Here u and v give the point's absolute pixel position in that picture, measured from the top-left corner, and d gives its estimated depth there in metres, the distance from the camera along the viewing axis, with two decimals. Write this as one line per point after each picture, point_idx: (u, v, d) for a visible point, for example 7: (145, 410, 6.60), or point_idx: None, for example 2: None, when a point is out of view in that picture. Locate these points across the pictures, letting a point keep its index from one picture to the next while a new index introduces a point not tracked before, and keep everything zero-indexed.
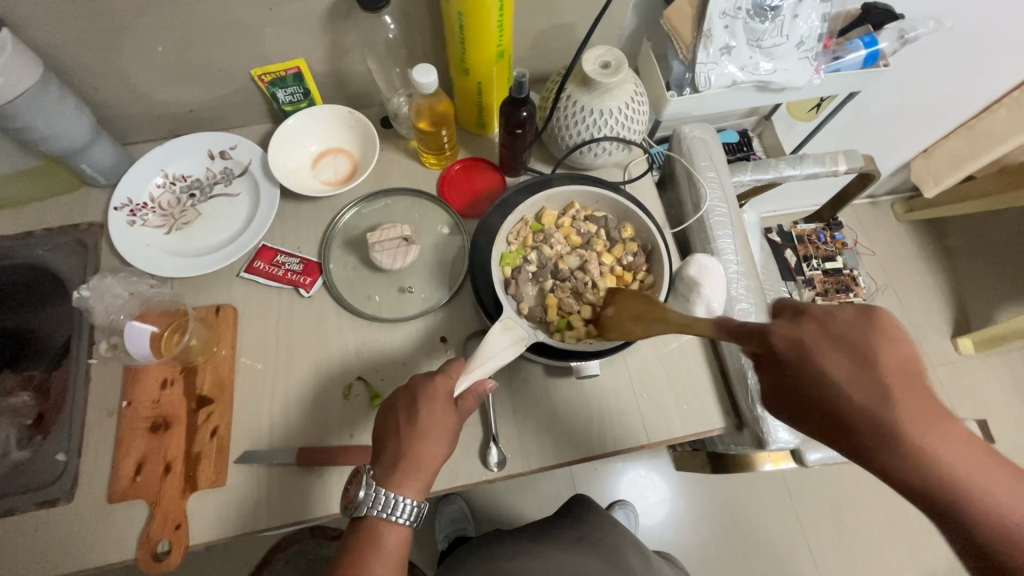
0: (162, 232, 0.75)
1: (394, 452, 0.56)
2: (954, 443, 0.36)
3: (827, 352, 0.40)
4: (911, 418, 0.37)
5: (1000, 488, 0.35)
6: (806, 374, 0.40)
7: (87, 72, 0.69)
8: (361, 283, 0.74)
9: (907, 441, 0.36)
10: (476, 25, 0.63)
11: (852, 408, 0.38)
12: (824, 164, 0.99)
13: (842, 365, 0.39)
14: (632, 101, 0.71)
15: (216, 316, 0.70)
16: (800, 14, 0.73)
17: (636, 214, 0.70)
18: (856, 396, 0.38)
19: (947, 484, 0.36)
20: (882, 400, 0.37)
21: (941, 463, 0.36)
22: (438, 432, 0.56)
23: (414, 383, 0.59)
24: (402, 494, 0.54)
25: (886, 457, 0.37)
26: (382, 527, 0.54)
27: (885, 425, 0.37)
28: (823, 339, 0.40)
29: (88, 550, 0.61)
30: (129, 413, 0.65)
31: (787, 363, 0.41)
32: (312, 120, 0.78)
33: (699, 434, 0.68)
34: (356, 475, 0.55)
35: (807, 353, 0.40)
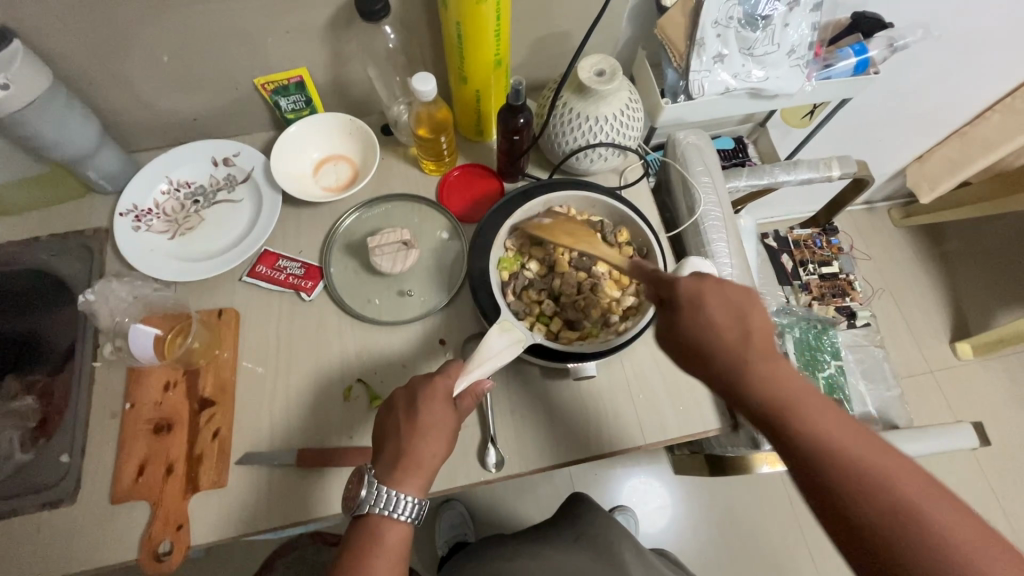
0: (166, 237, 0.76)
1: (394, 452, 0.57)
2: (774, 369, 0.49)
3: (715, 303, 0.51)
4: (758, 355, 0.50)
5: (825, 417, 0.47)
6: (693, 313, 0.51)
7: (95, 81, 0.71)
8: (361, 287, 0.75)
9: (755, 371, 0.49)
10: (474, 35, 0.65)
11: (724, 342, 0.50)
12: (819, 170, 1.01)
13: (717, 311, 0.50)
14: (627, 107, 0.72)
15: (219, 319, 0.71)
16: (790, 23, 0.75)
17: (633, 219, 0.71)
18: (722, 330, 0.50)
19: (778, 404, 0.48)
20: (743, 338, 0.50)
21: (775, 386, 0.49)
22: (437, 432, 0.57)
23: (413, 384, 0.60)
24: (403, 491, 0.55)
25: (742, 380, 0.49)
26: (385, 524, 0.55)
27: (739, 353, 0.50)
28: (715, 293, 0.51)
29: (91, 551, 0.61)
30: (132, 415, 0.66)
31: (685, 306, 0.51)
32: (313, 128, 0.80)
33: (695, 435, 0.68)
34: (357, 474, 0.56)
35: (699, 300, 0.51)
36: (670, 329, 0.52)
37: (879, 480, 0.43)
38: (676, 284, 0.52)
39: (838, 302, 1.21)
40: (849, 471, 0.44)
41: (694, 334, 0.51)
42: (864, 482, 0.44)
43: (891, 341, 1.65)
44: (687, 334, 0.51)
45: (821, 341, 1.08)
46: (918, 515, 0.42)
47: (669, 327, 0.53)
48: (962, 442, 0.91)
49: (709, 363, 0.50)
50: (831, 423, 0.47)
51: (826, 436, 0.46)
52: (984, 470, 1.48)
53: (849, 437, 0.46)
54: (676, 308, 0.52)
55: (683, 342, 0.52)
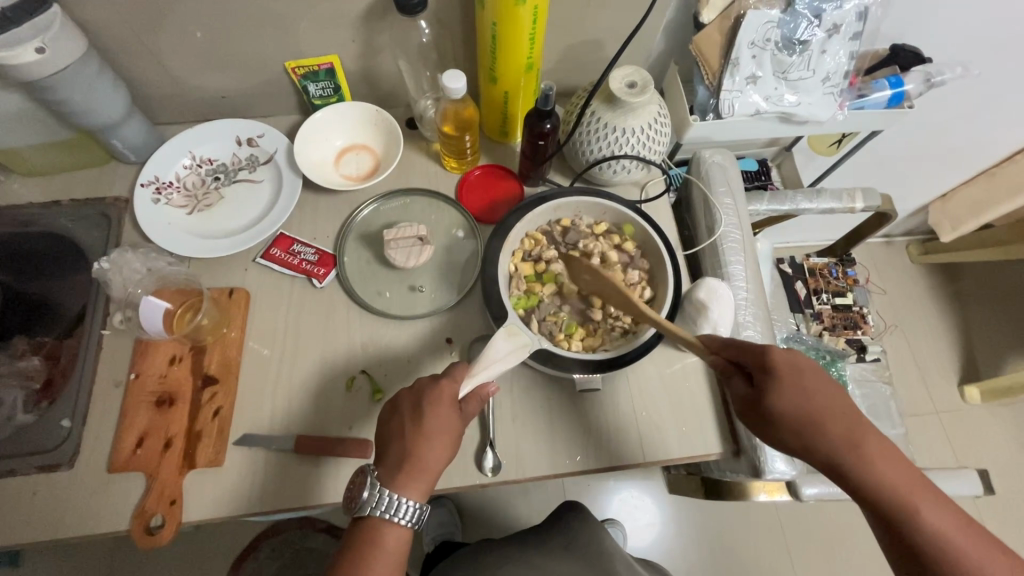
0: (185, 212, 0.76)
1: (396, 452, 0.56)
2: (877, 457, 0.53)
3: (812, 385, 0.55)
4: (860, 440, 0.54)
5: (933, 507, 0.52)
6: (798, 396, 0.55)
7: (128, 52, 0.71)
8: (373, 279, 0.75)
9: (860, 454, 0.53)
10: (508, 37, 0.65)
11: (826, 420, 0.54)
12: (841, 200, 1.00)
13: (810, 397, 0.55)
14: (656, 121, 0.72)
15: (229, 299, 0.71)
16: (828, 50, 0.74)
17: (642, 226, 0.70)
18: (828, 413, 0.54)
19: (890, 497, 0.52)
20: (842, 423, 0.54)
21: (878, 470, 0.53)
22: (441, 435, 0.56)
23: (418, 385, 0.59)
24: (406, 495, 0.55)
25: (849, 465, 0.53)
26: (384, 528, 0.54)
27: (847, 438, 0.54)
28: (814, 377, 0.55)
29: (84, 518, 0.61)
30: (136, 386, 0.66)
31: (787, 385, 0.55)
32: (339, 116, 0.80)
33: (695, 459, 0.67)
34: (360, 475, 0.56)
35: (800, 375, 0.55)
36: (770, 410, 0.55)
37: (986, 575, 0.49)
38: (776, 364, 0.55)
39: (849, 335, 1.18)
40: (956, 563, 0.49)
41: (801, 416, 0.54)
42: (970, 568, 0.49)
43: (898, 378, 1.63)
44: (795, 415, 0.54)
45: (829, 373, 1.07)
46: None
47: (764, 408, 0.55)
48: (965, 489, 0.89)
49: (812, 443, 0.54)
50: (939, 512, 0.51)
51: (935, 524, 0.51)
52: (981, 517, 1.46)
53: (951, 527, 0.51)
54: (778, 386, 0.55)
55: (785, 421, 0.55)
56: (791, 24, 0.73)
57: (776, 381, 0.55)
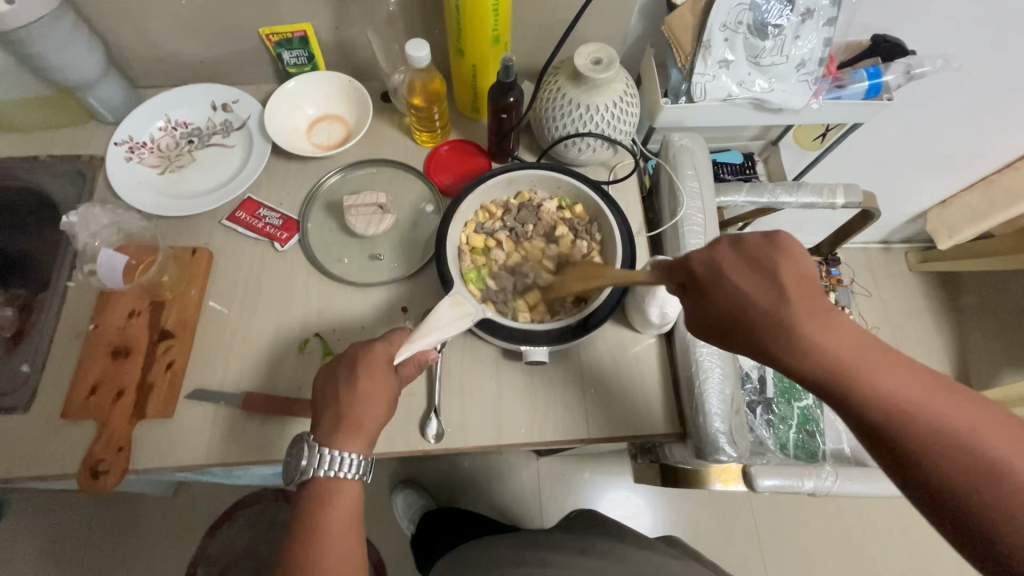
0: (156, 172, 0.78)
1: (333, 413, 0.57)
2: (830, 344, 0.44)
3: (740, 277, 0.46)
4: (805, 318, 0.44)
5: (898, 376, 0.43)
6: (721, 292, 0.47)
7: (105, 12, 0.72)
8: (335, 245, 0.76)
9: (804, 340, 0.44)
10: (473, 8, 0.65)
11: (757, 312, 0.45)
12: (821, 195, 0.99)
13: (747, 279, 0.46)
14: (621, 100, 0.72)
15: (191, 257, 0.72)
16: (801, 35, 0.73)
17: (594, 199, 0.69)
18: (761, 305, 0.45)
19: (840, 379, 0.44)
20: (790, 308, 0.45)
21: (845, 360, 0.44)
22: (376, 392, 0.57)
23: (355, 349, 0.59)
24: (348, 450, 0.56)
25: (790, 360, 0.45)
26: (332, 483, 0.55)
27: (785, 327, 0.44)
28: (736, 263, 0.47)
29: (34, 460, 0.63)
30: (94, 336, 0.68)
31: (711, 285, 0.47)
32: (312, 85, 0.81)
33: (640, 438, 0.67)
34: (296, 446, 0.57)
35: (721, 271, 0.47)
36: (700, 310, 0.48)
37: (955, 439, 0.41)
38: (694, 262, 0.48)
39: None
40: (923, 435, 0.42)
41: (727, 313, 0.46)
42: (933, 435, 0.42)
43: None
44: (720, 313, 0.47)
45: None
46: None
47: (697, 312, 0.49)
48: None
49: (754, 346, 0.46)
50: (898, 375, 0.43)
51: (895, 394, 0.43)
52: None
53: (917, 390, 0.43)
54: (699, 287, 0.48)
55: (718, 326, 0.48)
56: (764, 7, 0.72)
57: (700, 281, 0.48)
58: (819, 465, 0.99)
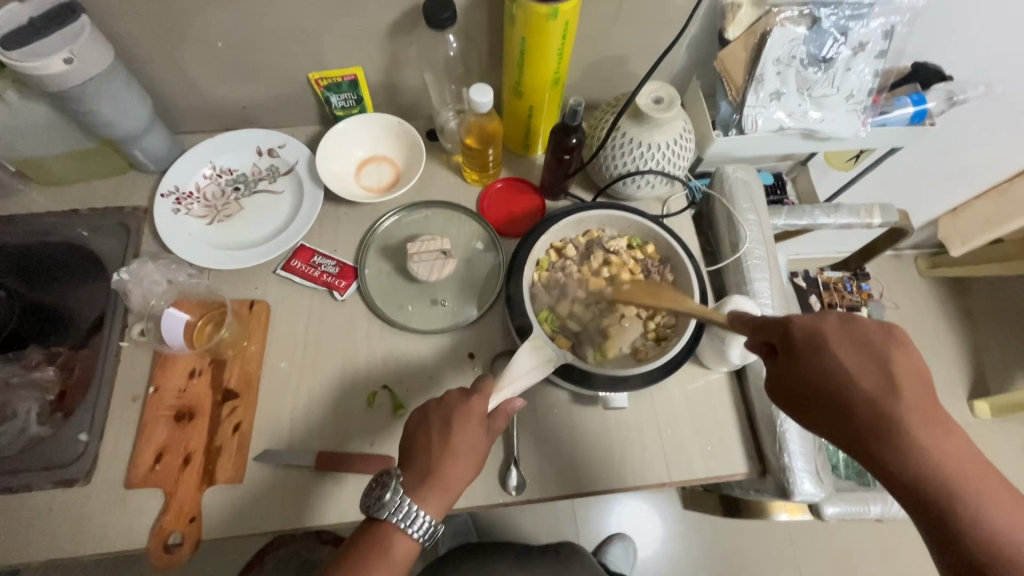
0: (204, 223, 0.76)
1: (423, 463, 0.55)
2: (938, 442, 0.43)
3: (840, 353, 0.48)
4: (909, 411, 0.44)
5: (994, 495, 0.41)
6: (814, 363, 0.48)
7: (152, 63, 0.70)
8: (394, 291, 0.74)
9: (905, 429, 0.44)
10: (537, 51, 0.64)
11: (856, 389, 0.46)
12: (859, 216, 1.00)
13: (848, 354, 0.48)
14: (681, 137, 0.71)
15: (250, 311, 0.70)
16: (852, 67, 0.74)
17: (665, 238, 0.68)
18: (852, 386, 0.46)
19: (938, 481, 0.42)
20: (890, 396, 0.45)
21: (928, 457, 0.43)
22: (467, 450, 0.55)
23: (449, 399, 0.58)
24: (423, 508, 0.53)
25: (876, 443, 0.45)
26: (394, 538, 0.52)
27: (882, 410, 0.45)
28: (841, 339, 0.49)
29: (100, 536, 0.60)
30: (155, 400, 0.65)
31: (806, 354, 0.49)
32: (360, 127, 0.79)
33: (720, 478, 0.67)
34: (385, 477, 0.55)
35: (821, 344, 0.49)
36: (782, 376, 0.51)
37: None
38: (796, 323, 0.51)
39: None
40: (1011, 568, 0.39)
41: (817, 383, 0.48)
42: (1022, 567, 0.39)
43: None
44: (812, 380, 0.48)
45: None
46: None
47: (780, 374, 0.51)
48: None
49: (840, 418, 0.47)
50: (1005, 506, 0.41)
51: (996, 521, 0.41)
52: None
53: (1010, 518, 0.40)
54: (793, 353, 0.50)
55: (799, 392, 0.49)
56: (817, 41, 0.72)
57: (796, 345, 0.50)
58: (869, 484, 0.99)
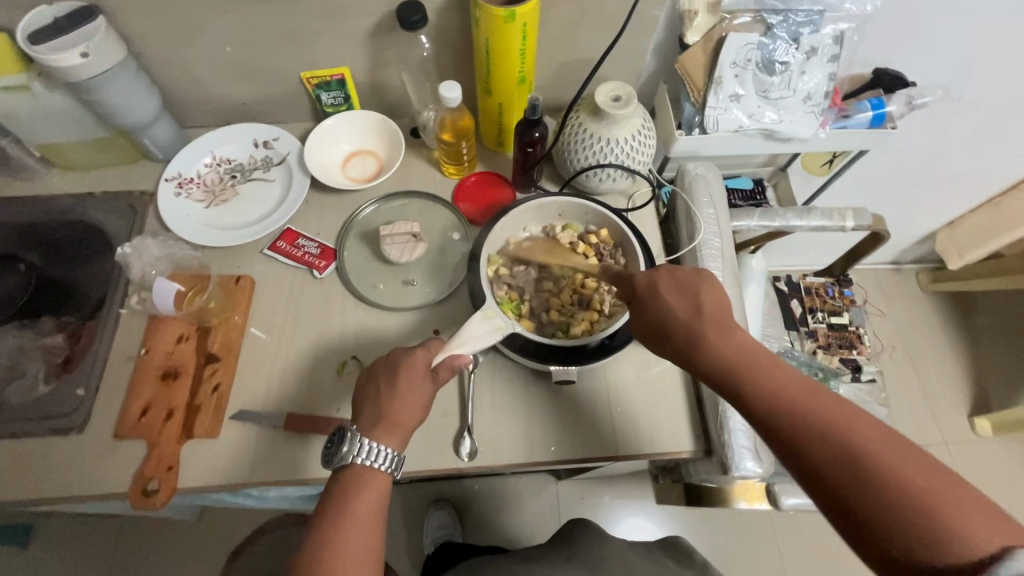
0: (202, 205, 0.83)
1: (372, 410, 0.60)
2: (738, 347, 0.54)
3: (672, 294, 0.58)
4: (710, 328, 0.55)
5: (784, 381, 0.51)
6: (654, 306, 0.58)
7: (162, 61, 0.79)
8: (370, 272, 0.80)
9: (713, 345, 0.54)
10: (501, 51, 0.70)
11: (678, 323, 0.56)
12: (832, 219, 1.03)
13: (669, 295, 0.58)
14: (639, 133, 0.76)
15: (235, 285, 0.77)
16: (807, 71, 0.78)
17: (618, 224, 0.73)
18: (678, 318, 0.56)
19: (736, 377, 0.52)
20: (695, 321, 0.56)
21: (733, 363, 0.53)
22: (414, 391, 0.60)
23: (395, 354, 0.63)
24: (383, 445, 0.58)
25: (695, 362, 0.55)
26: (364, 477, 0.56)
27: (692, 332, 0.55)
28: (670, 284, 0.58)
29: (87, 480, 0.66)
30: (145, 360, 0.72)
31: (645, 299, 0.59)
32: (347, 123, 0.86)
33: (666, 456, 0.69)
34: (339, 434, 0.59)
35: (655, 288, 0.58)
36: (637, 321, 0.60)
37: (841, 435, 0.46)
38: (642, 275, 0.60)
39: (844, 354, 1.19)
40: (824, 433, 0.47)
41: (654, 321, 0.58)
42: (828, 437, 0.46)
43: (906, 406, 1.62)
44: (648, 321, 0.58)
45: None
46: (907, 494, 0.42)
47: (633, 319, 0.60)
48: None
49: (669, 348, 0.57)
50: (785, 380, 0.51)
51: (778, 395, 0.50)
52: None
53: (808, 398, 0.49)
54: (635, 296, 0.60)
55: (643, 330, 0.59)
56: (771, 46, 0.77)
57: (641, 289, 0.59)
58: None
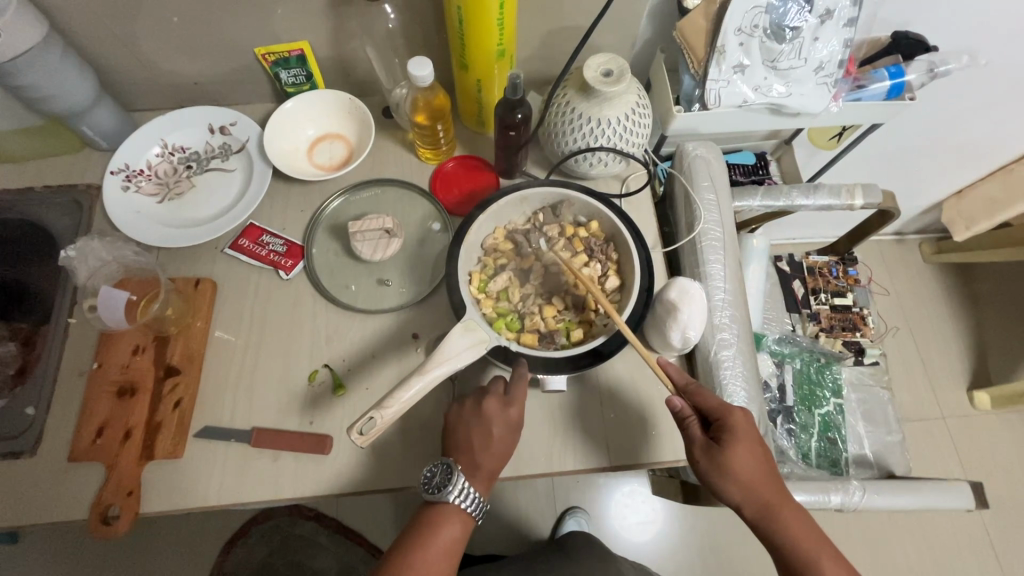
0: (155, 200, 0.76)
1: (469, 450, 0.56)
2: (802, 526, 0.56)
3: (754, 450, 0.56)
4: (781, 501, 0.56)
5: (833, 561, 0.55)
6: (736, 461, 0.55)
7: (95, 38, 0.70)
8: (341, 271, 0.73)
9: (779, 512, 0.56)
10: (475, 22, 0.62)
11: (758, 484, 0.56)
12: (840, 197, 0.96)
13: (758, 456, 0.56)
14: (633, 112, 0.69)
15: (195, 289, 0.70)
16: (820, 37, 0.70)
17: (608, 216, 0.65)
18: (761, 478, 0.56)
19: (792, 544, 0.55)
20: (771, 484, 0.56)
21: (793, 536, 0.56)
22: (507, 444, 0.57)
23: (488, 402, 0.57)
24: (474, 491, 0.56)
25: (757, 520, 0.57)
26: (453, 516, 0.54)
27: (767, 498, 0.56)
28: (754, 441, 0.56)
29: (42, 506, 0.62)
30: (99, 374, 0.66)
31: (734, 446, 0.55)
32: (311, 104, 0.78)
33: (660, 464, 0.65)
34: (443, 465, 0.56)
35: (742, 440, 0.56)
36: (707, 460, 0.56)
37: None
38: (732, 415, 0.57)
39: (847, 337, 1.13)
40: None
41: (737, 474, 0.55)
42: None
43: (906, 382, 1.59)
44: (732, 470, 0.55)
45: (823, 377, 1.07)
46: None
47: (709, 460, 0.56)
48: (955, 502, 0.83)
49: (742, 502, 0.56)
50: (837, 569, 0.55)
51: None
52: (988, 529, 1.42)
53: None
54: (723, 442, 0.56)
55: (719, 480, 0.56)
56: (781, 10, 0.68)
57: (729, 437, 0.56)
58: (841, 474, 0.99)
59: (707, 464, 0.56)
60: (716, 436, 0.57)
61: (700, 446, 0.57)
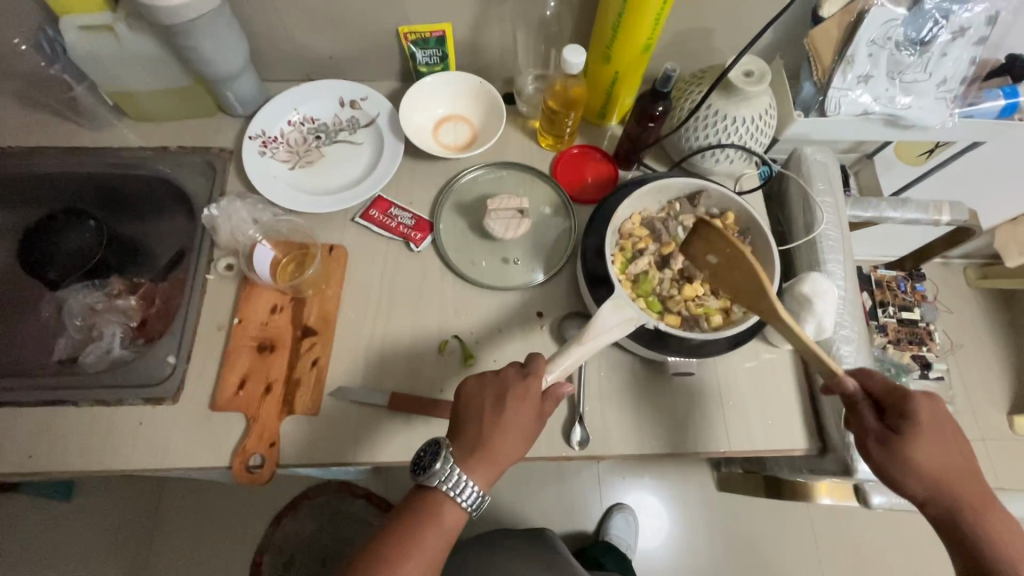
0: (287, 167, 0.78)
1: (479, 428, 0.55)
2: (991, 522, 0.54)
3: (940, 441, 0.54)
4: (967, 495, 0.55)
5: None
6: (915, 449, 0.54)
7: (251, 6, 0.72)
8: (467, 247, 0.76)
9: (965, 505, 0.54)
10: (634, 17, 0.65)
11: (942, 474, 0.55)
12: (927, 212, 0.98)
13: (943, 448, 0.55)
14: (766, 113, 0.71)
15: (329, 255, 0.73)
16: (948, 53, 0.72)
17: (744, 208, 0.68)
18: (944, 469, 0.55)
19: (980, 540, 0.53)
20: (954, 482, 0.55)
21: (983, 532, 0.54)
22: (518, 433, 0.55)
23: (505, 375, 0.57)
24: (472, 479, 0.53)
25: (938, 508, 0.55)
26: (446, 507, 0.53)
27: (952, 490, 0.55)
28: (939, 434, 0.55)
29: (184, 451, 0.64)
30: (240, 329, 0.69)
31: (916, 434, 0.54)
32: (441, 85, 0.81)
33: (778, 451, 0.68)
34: (432, 446, 0.55)
35: (924, 431, 0.54)
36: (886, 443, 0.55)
37: None
38: (914, 406, 0.55)
39: (913, 351, 1.16)
40: None
41: (919, 462, 0.54)
42: None
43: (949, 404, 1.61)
44: (912, 458, 0.54)
45: None
46: None
47: (887, 443, 0.55)
48: None
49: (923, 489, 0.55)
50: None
51: None
52: None
53: None
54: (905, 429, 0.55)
55: (896, 466, 0.55)
56: (916, 24, 0.71)
57: (910, 426, 0.54)
58: None
59: (883, 448, 0.55)
60: (897, 425, 0.55)
61: (875, 433, 0.56)
